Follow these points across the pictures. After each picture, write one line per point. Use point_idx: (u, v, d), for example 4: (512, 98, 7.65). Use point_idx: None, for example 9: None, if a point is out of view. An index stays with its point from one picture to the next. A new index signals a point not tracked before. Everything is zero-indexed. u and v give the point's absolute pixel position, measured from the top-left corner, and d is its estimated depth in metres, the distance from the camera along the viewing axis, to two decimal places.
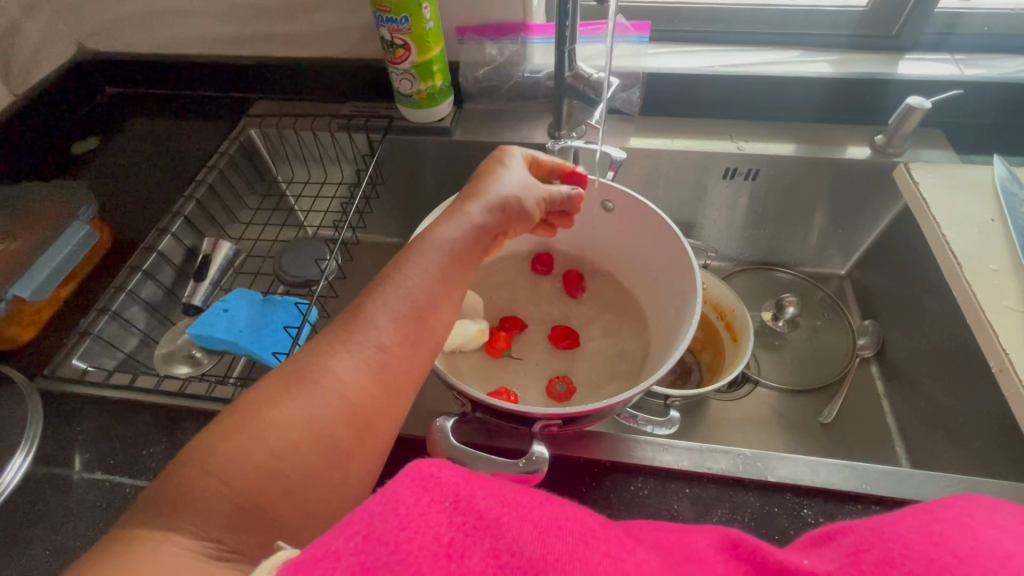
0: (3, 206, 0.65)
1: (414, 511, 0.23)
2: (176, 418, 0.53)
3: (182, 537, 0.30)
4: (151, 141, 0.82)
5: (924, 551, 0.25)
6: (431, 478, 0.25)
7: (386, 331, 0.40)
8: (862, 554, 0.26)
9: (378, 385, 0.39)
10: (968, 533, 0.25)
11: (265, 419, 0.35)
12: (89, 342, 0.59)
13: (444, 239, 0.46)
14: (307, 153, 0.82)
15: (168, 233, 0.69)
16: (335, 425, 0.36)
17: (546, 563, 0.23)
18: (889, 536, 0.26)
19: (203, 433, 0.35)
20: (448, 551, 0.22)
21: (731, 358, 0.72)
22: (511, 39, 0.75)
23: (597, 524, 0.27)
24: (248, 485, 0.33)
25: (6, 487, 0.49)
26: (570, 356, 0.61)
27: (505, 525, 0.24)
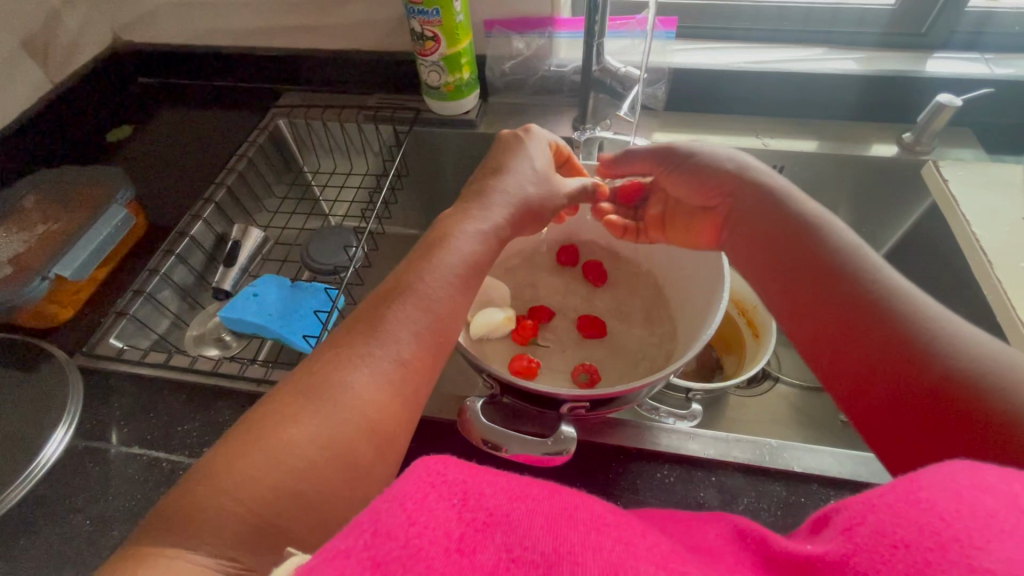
0: (45, 189, 0.67)
1: (423, 506, 0.22)
2: (210, 397, 0.55)
3: (198, 555, 0.31)
4: (181, 130, 0.84)
5: (913, 517, 0.21)
6: (437, 474, 0.24)
7: (407, 344, 0.40)
8: (855, 527, 0.23)
9: (397, 400, 0.39)
10: (951, 489, 0.22)
11: (284, 436, 0.35)
12: (125, 323, 0.61)
13: (472, 231, 0.48)
14: (334, 144, 0.83)
15: (201, 218, 0.70)
16: (355, 442, 0.36)
17: (560, 557, 0.22)
18: (874, 501, 0.23)
19: (221, 449, 0.35)
20: (459, 547, 0.21)
21: (752, 354, 0.72)
22: (538, 32, 0.76)
23: (608, 513, 0.25)
24: (264, 505, 0.33)
25: (49, 460, 0.50)
26: (595, 347, 0.62)
27: (515, 520, 0.23)
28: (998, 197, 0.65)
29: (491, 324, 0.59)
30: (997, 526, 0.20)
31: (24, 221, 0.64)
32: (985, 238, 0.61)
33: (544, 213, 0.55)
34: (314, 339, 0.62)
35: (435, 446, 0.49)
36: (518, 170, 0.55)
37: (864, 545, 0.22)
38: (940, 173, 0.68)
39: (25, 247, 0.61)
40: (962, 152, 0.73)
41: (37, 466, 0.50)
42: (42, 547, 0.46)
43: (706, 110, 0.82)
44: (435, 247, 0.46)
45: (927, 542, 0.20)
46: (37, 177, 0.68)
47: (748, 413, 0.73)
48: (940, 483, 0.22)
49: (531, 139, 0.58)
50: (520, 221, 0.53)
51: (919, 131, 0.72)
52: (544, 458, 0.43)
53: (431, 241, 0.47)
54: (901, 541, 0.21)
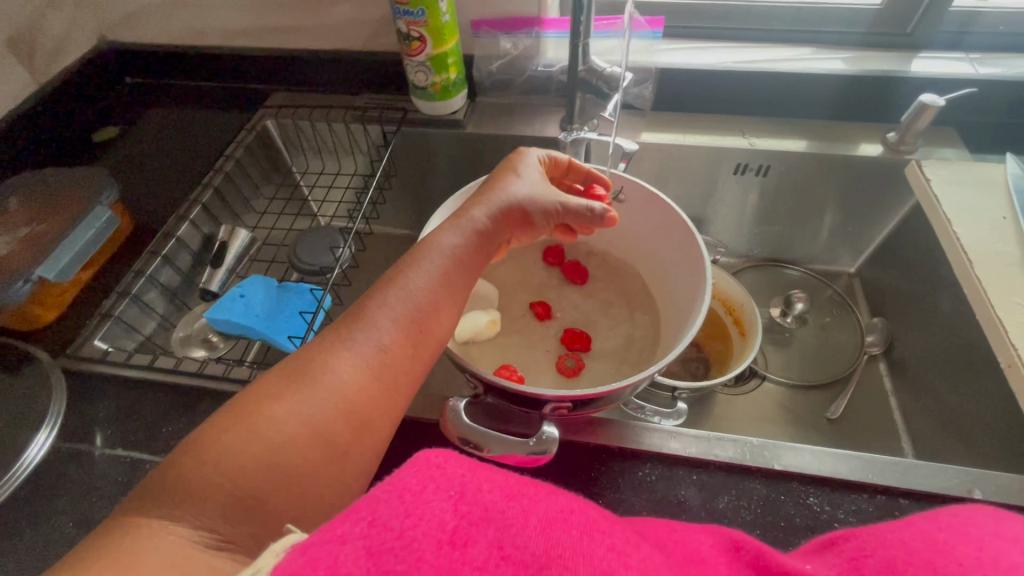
0: (29, 190, 0.67)
1: (420, 498, 0.22)
2: (195, 398, 0.55)
3: (182, 527, 0.31)
4: (168, 130, 0.84)
5: (929, 559, 0.23)
6: (437, 468, 0.24)
7: (387, 332, 0.41)
8: (865, 559, 0.25)
9: (377, 384, 0.40)
10: (976, 538, 0.24)
11: (267, 412, 0.36)
12: (110, 325, 0.61)
13: (448, 247, 0.47)
14: (322, 144, 0.83)
15: (188, 219, 0.70)
16: (334, 421, 0.37)
17: (551, 559, 0.22)
18: (892, 540, 0.26)
19: (205, 425, 0.36)
20: (451, 539, 0.21)
21: (739, 352, 0.73)
22: (526, 32, 0.76)
23: (600, 517, 0.26)
24: (244, 476, 0.33)
25: (31, 462, 0.50)
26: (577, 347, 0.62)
27: (509, 518, 0.23)
28: (980, 198, 0.65)
29: (475, 329, 0.59)
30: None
31: (7, 221, 0.63)
32: (966, 237, 0.61)
33: (532, 227, 0.52)
34: (299, 340, 0.62)
35: (418, 446, 0.49)
36: (508, 183, 0.52)
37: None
38: (923, 172, 0.69)
39: (7, 248, 0.60)
40: (946, 152, 0.73)
41: (20, 467, 0.50)
42: (23, 549, 0.46)
43: (694, 110, 0.82)
44: (417, 253, 0.46)
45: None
46: (21, 179, 0.68)
47: (734, 412, 0.74)
48: (966, 534, 0.25)
49: (523, 162, 0.55)
50: (486, 246, 0.49)
51: (903, 130, 0.73)
52: (527, 459, 0.43)
53: (415, 247, 0.47)
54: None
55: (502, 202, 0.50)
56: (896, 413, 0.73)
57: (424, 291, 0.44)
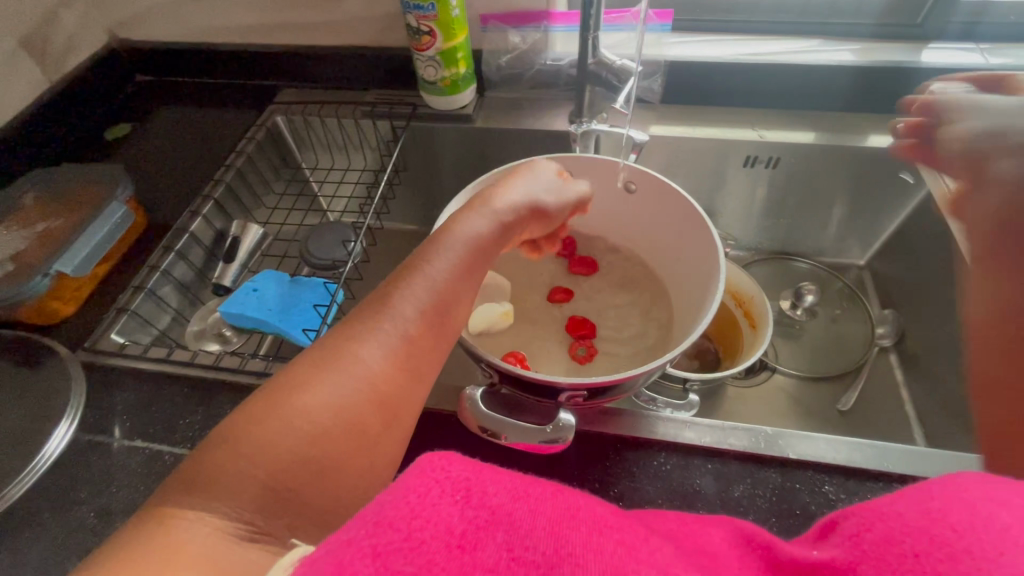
0: (45, 186, 0.68)
1: (426, 500, 0.23)
2: (212, 390, 0.55)
3: (216, 519, 0.31)
4: (179, 127, 0.85)
5: (925, 528, 0.23)
6: (441, 471, 0.25)
7: (413, 322, 0.41)
8: (863, 534, 0.25)
9: (404, 373, 0.40)
10: (967, 502, 0.24)
11: (297, 403, 0.36)
12: (126, 319, 0.61)
13: (471, 235, 0.47)
14: (332, 140, 0.84)
15: (200, 214, 0.70)
16: (364, 411, 0.37)
17: (562, 558, 0.22)
18: (887, 511, 0.25)
19: (234, 419, 0.36)
20: (460, 543, 0.22)
21: (749, 344, 0.73)
22: (534, 27, 0.76)
23: (609, 514, 0.26)
24: (276, 469, 0.34)
25: (52, 454, 0.51)
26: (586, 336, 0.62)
27: (517, 520, 0.23)
28: None
29: (488, 321, 0.59)
30: (1010, 539, 0.22)
31: (24, 217, 0.64)
32: (979, 226, 0.61)
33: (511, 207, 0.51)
34: (314, 333, 0.62)
35: (433, 437, 0.49)
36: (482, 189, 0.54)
37: (870, 551, 0.24)
38: (935, 163, 0.68)
39: (26, 245, 0.61)
40: None
41: (41, 458, 0.51)
42: (47, 538, 0.47)
43: (703, 102, 0.82)
44: (437, 242, 0.46)
45: (937, 552, 0.22)
46: (35, 177, 0.69)
47: (746, 404, 0.74)
48: (959, 497, 0.24)
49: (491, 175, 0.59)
50: (503, 238, 0.50)
51: (914, 122, 0.73)
52: (542, 447, 0.44)
53: (434, 237, 0.47)
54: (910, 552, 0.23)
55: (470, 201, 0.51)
56: (908, 405, 0.73)
57: (451, 279, 0.44)
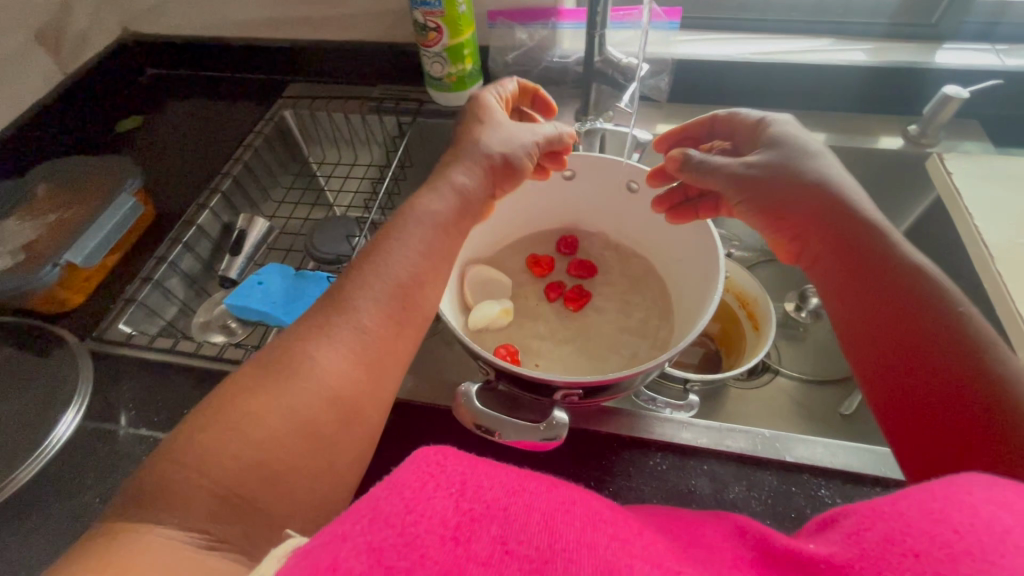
0: (57, 176, 0.69)
1: (420, 494, 0.23)
2: (216, 380, 0.56)
3: (165, 527, 0.31)
4: (189, 120, 0.86)
5: (924, 528, 0.21)
6: (435, 465, 0.24)
7: (366, 312, 0.42)
8: (862, 532, 0.23)
9: (363, 370, 0.40)
10: (968, 504, 0.22)
11: (245, 410, 0.36)
12: (133, 309, 0.63)
13: (423, 213, 0.48)
14: (338, 136, 0.84)
15: (208, 208, 0.71)
16: (319, 413, 0.37)
17: (554, 552, 0.22)
18: (885, 511, 0.23)
19: (185, 426, 0.36)
20: (454, 535, 0.21)
21: (751, 345, 0.72)
22: (541, 24, 0.77)
23: (603, 509, 0.26)
24: (227, 476, 0.33)
25: (59, 439, 0.52)
26: (580, 329, 0.61)
27: (511, 514, 0.23)
28: (1004, 190, 0.64)
29: (488, 318, 0.59)
30: (1012, 542, 0.20)
31: (35, 208, 0.65)
32: (988, 232, 0.60)
33: (515, 171, 0.54)
34: None
35: (431, 431, 0.50)
36: (477, 134, 0.54)
37: (871, 550, 0.22)
38: (945, 165, 0.68)
39: (37, 235, 0.63)
40: (970, 145, 0.72)
41: (48, 445, 0.52)
42: (54, 522, 0.48)
43: (710, 101, 0.81)
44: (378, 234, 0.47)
45: (938, 553, 0.20)
46: (48, 167, 0.70)
47: (747, 405, 0.74)
48: (958, 499, 0.22)
49: (488, 106, 0.57)
50: (471, 203, 0.51)
51: (925, 123, 0.72)
52: (539, 444, 0.44)
53: (379, 234, 0.47)
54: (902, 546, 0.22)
55: (475, 158, 0.52)
56: None
57: (407, 261, 0.45)
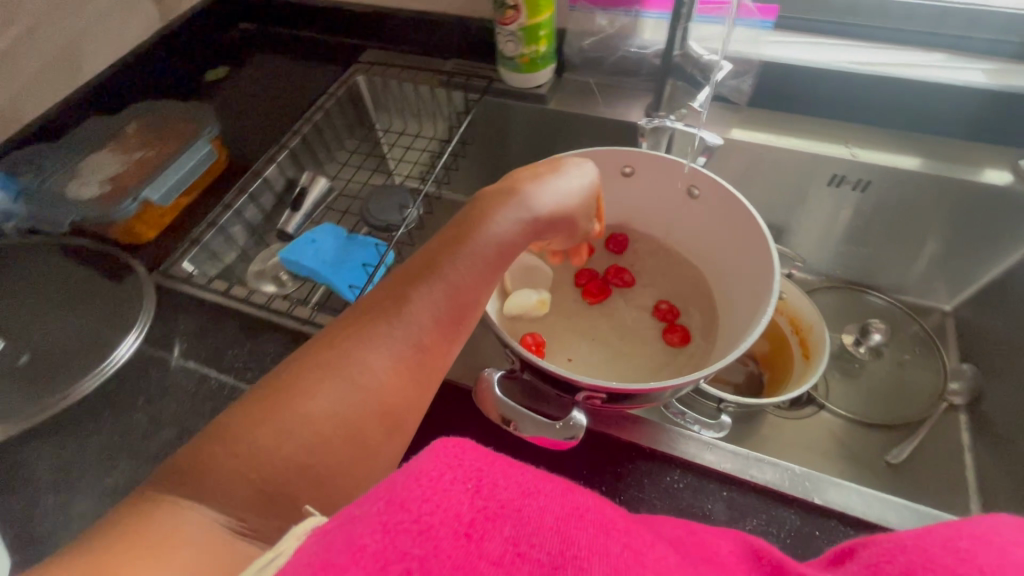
0: (146, 117, 0.74)
1: (438, 484, 0.21)
2: (260, 328, 0.59)
3: (208, 510, 0.32)
4: (269, 76, 0.89)
5: (952, 566, 0.24)
6: (454, 457, 0.23)
7: (426, 330, 0.42)
8: (882, 564, 0.26)
9: (412, 383, 0.41)
10: (998, 546, 0.24)
11: (302, 410, 0.37)
12: (197, 250, 0.66)
13: (497, 243, 0.46)
14: (406, 106, 0.85)
15: (275, 162, 0.75)
16: (367, 422, 0.39)
17: (566, 559, 0.21)
18: (911, 547, 0.26)
19: (238, 413, 0.37)
20: (468, 531, 0.20)
21: (798, 375, 0.68)
22: (625, 10, 0.74)
23: (616, 518, 0.25)
24: (274, 471, 0.35)
25: (119, 359, 0.57)
26: (616, 330, 0.60)
27: (526, 515, 0.22)
28: None
29: (524, 306, 0.57)
30: None
31: (123, 144, 0.70)
32: None
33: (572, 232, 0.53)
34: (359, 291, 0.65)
35: (453, 409, 0.51)
36: (573, 175, 0.52)
37: None
38: None
39: (123, 169, 0.68)
40: None
41: (109, 363, 0.56)
42: (105, 433, 0.53)
43: (793, 110, 0.76)
44: (462, 236, 0.46)
45: None
46: (138, 108, 0.75)
47: (783, 436, 0.70)
48: (987, 540, 0.25)
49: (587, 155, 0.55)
50: (531, 238, 0.50)
51: None
52: (556, 443, 0.43)
53: (450, 237, 0.46)
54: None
55: (559, 205, 0.50)
56: (968, 472, 0.66)
57: (471, 291, 0.44)
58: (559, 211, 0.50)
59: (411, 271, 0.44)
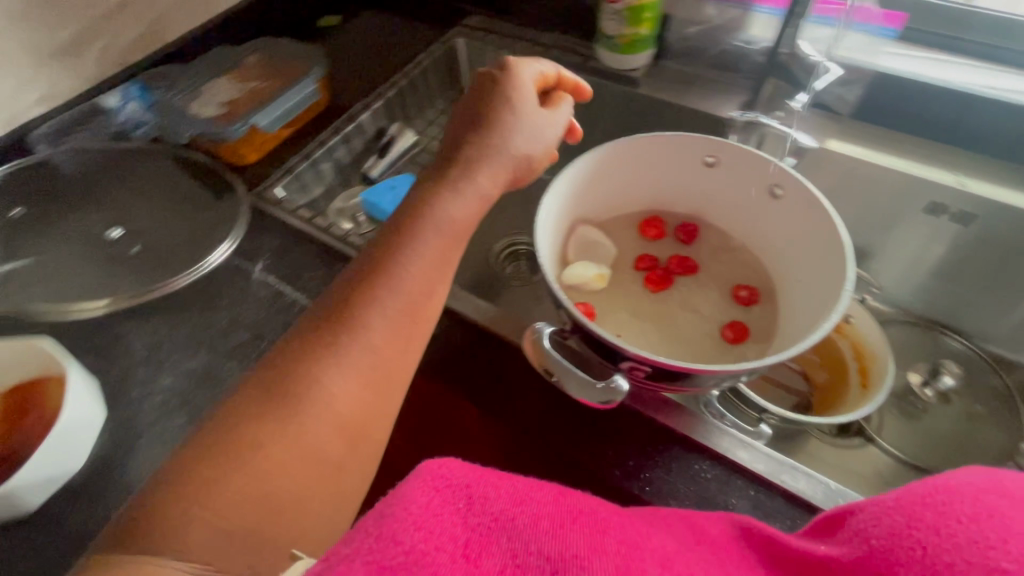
0: (264, 52, 0.80)
1: (428, 510, 0.24)
2: (335, 258, 0.64)
3: (170, 561, 0.32)
4: (377, 28, 0.93)
5: (931, 521, 0.25)
6: (440, 478, 0.26)
7: (377, 331, 0.42)
8: (870, 528, 0.27)
9: (369, 391, 0.41)
10: (970, 496, 0.26)
11: (252, 440, 0.37)
12: (289, 179, 0.72)
13: (446, 219, 0.47)
14: (498, 74, 0.88)
15: (369, 109, 0.79)
16: (325, 438, 0.39)
17: (566, 561, 0.24)
18: (892, 506, 0.27)
19: (193, 451, 0.37)
20: (465, 552, 0.23)
21: (850, 403, 0.65)
22: (737, 2, 0.72)
23: (604, 507, 0.28)
24: (233, 511, 0.35)
25: (212, 264, 0.63)
26: (671, 319, 0.59)
27: (520, 525, 0.25)
28: None
29: (582, 279, 0.58)
30: (1008, 526, 0.24)
31: (243, 73, 0.77)
32: None
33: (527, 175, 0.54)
34: None
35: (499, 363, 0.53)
36: (511, 127, 0.52)
37: (876, 547, 0.25)
38: None
39: (240, 96, 0.74)
40: None
41: (202, 266, 0.63)
42: (189, 326, 0.58)
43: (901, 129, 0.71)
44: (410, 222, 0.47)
45: (945, 543, 0.24)
46: (259, 43, 0.81)
47: (826, 462, 0.67)
48: (961, 491, 0.26)
49: (514, 76, 0.54)
50: (491, 185, 0.51)
51: None
52: (594, 404, 0.44)
53: (394, 233, 0.46)
54: (918, 543, 0.24)
55: (506, 155, 0.51)
56: None
57: (427, 270, 0.45)
58: (525, 156, 0.53)
59: (359, 285, 0.44)
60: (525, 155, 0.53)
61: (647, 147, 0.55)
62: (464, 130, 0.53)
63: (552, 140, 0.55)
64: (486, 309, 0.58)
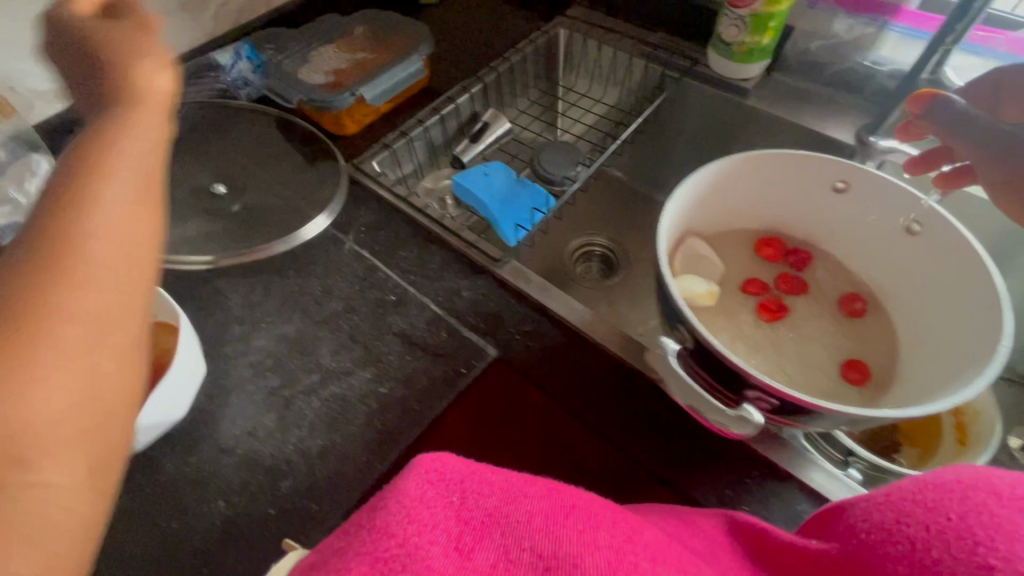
0: (372, 25, 0.80)
1: (421, 504, 0.27)
2: (429, 239, 0.63)
3: None
4: (478, 9, 0.91)
5: (922, 518, 0.25)
6: (434, 471, 0.29)
7: (87, 251, 0.30)
8: (856, 528, 0.27)
9: (98, 312, 0.30)
10: (957, 492, 0.25)
11: None
12: (384, 153, 0.71)
13: (122, 146, 0.34)
14: (598, 70, 0.86)
15: (467, 91, 0.78)
16: (54, 382, 0.27)
17: (556, 557, 0.26)
18: (880, 503, 0.27)
19: None
20: (457, 546, 0.26)
21: (943, 458, 0.61)
22: (870, 18, 0.70)
23: (603, 505, 0.30)
24: None
25: (309, 233, 0.63)
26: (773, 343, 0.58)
27: (512, 518, 0.27)
28: None
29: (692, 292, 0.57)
30: (1005, 527, 0.23)
31: (349, 44, 0.77)
32: None
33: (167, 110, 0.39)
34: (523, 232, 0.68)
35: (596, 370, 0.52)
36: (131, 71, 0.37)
37: (862, 549, 0.26)
38: None
39: (346, 66, 0.74)
40: None
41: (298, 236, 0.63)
42: (284, 291, 0.59)
43: None
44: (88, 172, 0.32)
45: (934, 539, 0.24)
46: (365, 14, 0.80)
47: None
48: (950, 487, 0.26)
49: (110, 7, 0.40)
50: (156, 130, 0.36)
51: None
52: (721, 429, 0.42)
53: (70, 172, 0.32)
54: (907, 538, 0.25)
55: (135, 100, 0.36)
56: None
57: (125, 185, 0.33)
58: (152, 93, 0.37)
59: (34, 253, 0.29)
60: (142, 83, 0.37)
61: (774, 163, 0.53)
62: (90, 101, 0.38)
63: (159, 35, 0.40)
64: (581, 311, 0.56)
